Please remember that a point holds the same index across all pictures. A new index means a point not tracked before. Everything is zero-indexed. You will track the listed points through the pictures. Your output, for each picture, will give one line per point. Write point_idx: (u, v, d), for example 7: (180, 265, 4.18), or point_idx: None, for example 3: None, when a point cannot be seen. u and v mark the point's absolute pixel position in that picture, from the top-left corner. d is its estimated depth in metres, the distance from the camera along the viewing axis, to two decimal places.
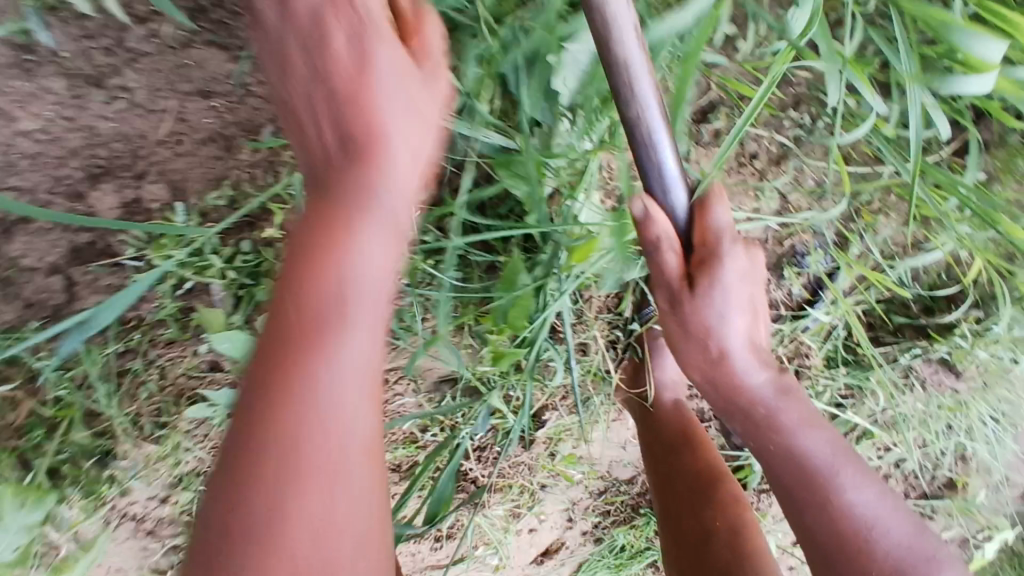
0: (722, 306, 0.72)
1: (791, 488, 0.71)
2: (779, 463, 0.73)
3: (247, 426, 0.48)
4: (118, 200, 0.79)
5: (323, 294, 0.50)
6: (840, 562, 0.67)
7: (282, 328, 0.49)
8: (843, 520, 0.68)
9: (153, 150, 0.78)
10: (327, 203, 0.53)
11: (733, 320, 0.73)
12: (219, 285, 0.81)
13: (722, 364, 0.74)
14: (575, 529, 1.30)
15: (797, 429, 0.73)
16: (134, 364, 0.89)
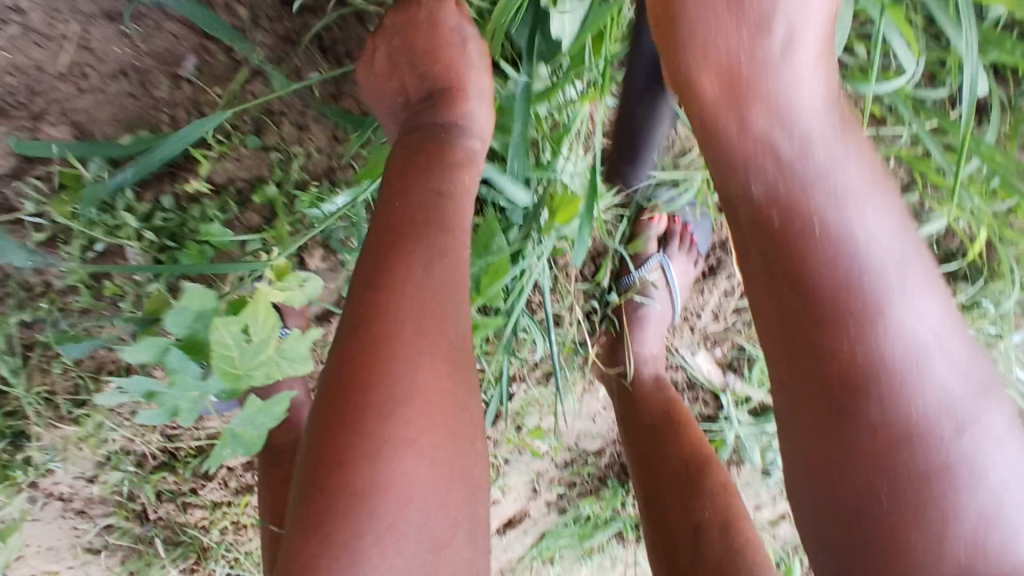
0: (795, 7, 0.49)
1: (806, 300, 0.47)
2: (805, 260, 0.47)
3: (335, 396, 0.49)
4: (11, 146, 0.67)
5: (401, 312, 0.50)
6: (842, 406, 0.46)
7: (372, 319, 0.50)
8: (892, 405, 0.46)
9: (52, 86, 0.65)
10: (406, 215, 0.54)
11: (800, 56, 0.50)
12: (134, 248, 0.69)
13: (760, 125, 0.50)
14: (539, 499, 1.25)
15: (853, 199, 0.48)
16: (44, 336, 0.78)
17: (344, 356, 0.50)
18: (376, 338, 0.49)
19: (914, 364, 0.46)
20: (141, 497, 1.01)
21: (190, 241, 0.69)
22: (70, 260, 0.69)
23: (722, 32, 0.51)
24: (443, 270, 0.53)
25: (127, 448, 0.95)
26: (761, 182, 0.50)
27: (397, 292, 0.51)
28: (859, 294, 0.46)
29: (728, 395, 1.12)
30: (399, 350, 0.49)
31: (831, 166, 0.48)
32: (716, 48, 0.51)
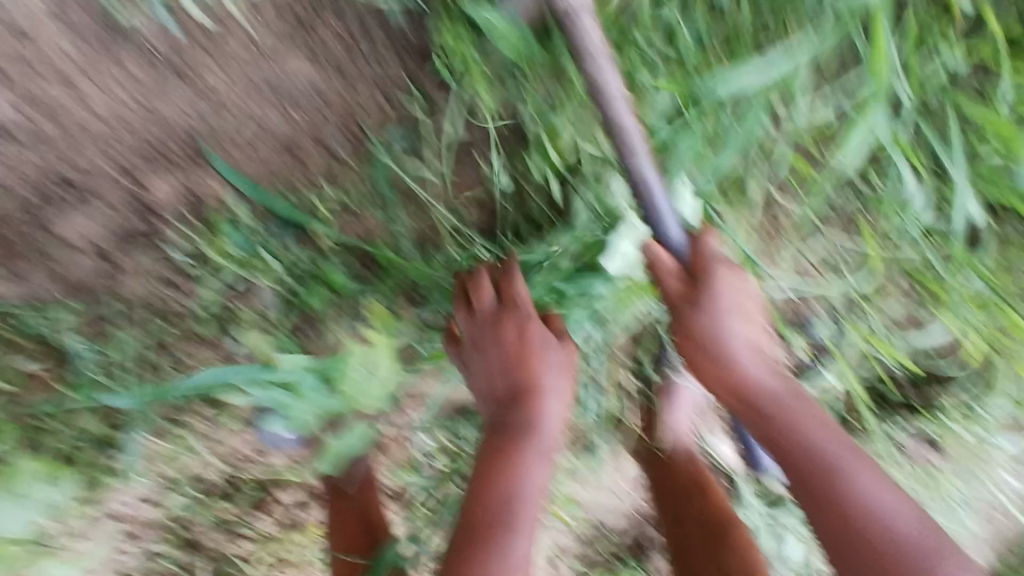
0: (730, 303, 0.79)
1: (838, 512, 0.71)
2: (793, 450, 0.75)
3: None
4: (177, 189, 0.81)
5: (494, 497, 0.76)
6: (846, 551, 0.70)
7: (485, 537, 0.73)
8: (865, 519, 0.70)
9: (223, 143, 0.80)
10: (509, 444, 0.78)
11: (737, 322, 0.79)
12: (264, 282, 0.84)
13: (770, 415, 0.77)
14: (555, 570, 1.29)
15: (776, 382, 0.78)
16: (160, 358, 0.86)
17: (469, 529, 0.74)
18: (493, 538, 0.73)
19: (876, 512, 0.70)
20: (193, 524, 1.06)
21: (313, 283, 0.84)
22: (209, 285, 0.84)
23: (704, 356, 0.79)
24: (538, 493, 0.77)
25: (195, 473, 1.03)
26: (757, 417, 0.78)
27: (512, 501, 0.76)
28: (832, 478, 0.73)
29: (744, 479, 1.20)
30: (496, 570, 0.72)
31: (793, 402, 0.78)
32: (708, 373, 0.80)
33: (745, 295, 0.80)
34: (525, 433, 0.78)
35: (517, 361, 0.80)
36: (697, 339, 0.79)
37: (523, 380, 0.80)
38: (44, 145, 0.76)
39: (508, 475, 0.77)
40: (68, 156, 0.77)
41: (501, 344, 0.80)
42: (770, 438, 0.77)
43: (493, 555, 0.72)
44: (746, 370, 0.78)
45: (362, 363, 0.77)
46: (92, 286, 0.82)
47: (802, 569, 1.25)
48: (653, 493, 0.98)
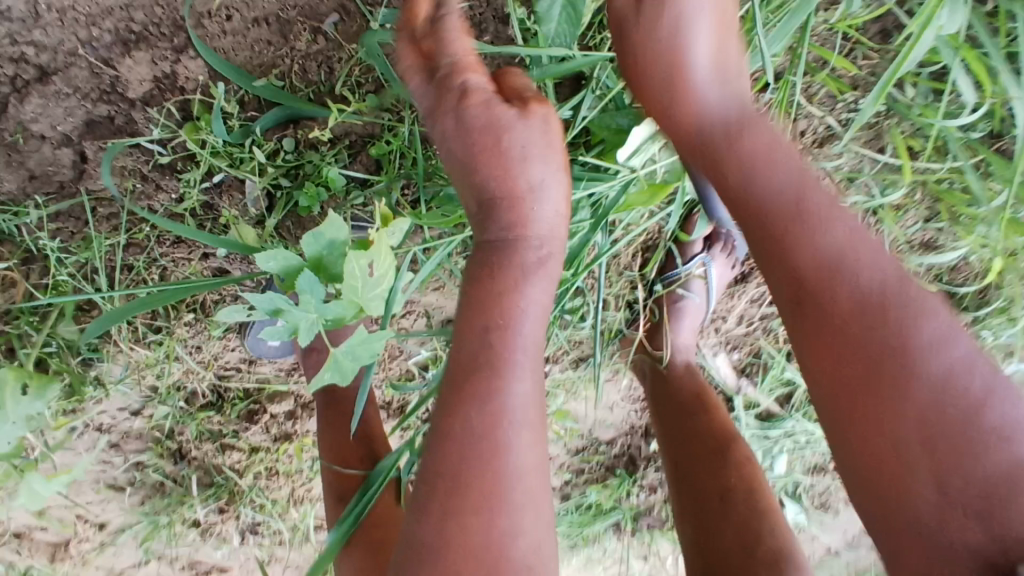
0: (701, 71, 0.64)
1: (821, 302, 0.52)
2: (798, 252, 0.53)
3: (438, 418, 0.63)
4: (152, 73, 0.72)
5: (470, 333, 0.65)
6: (873, 396, 0.48)
7: (471, 384, 0.63)
8: (911, 354, 0.48)
9: (202, 21, 0.71)
10: (491, 261, 0.66)
11: (712, 80, 0.64)
12: (254, 182, 0.75)
13: (796, 216, 0.54)
14: (546, 482, 1.30)
15: (803, 177, 0.57)
16: (137, 261, 0.80)
17: (456, 371, 0.64)
18: (477, 379, 0.63)
19: (895, 311, 0.49)
20: (181, 436, 1.03)
21: (307, 183, 0.76)
22: (192, 184, 0.75)
23: (686, 110, 0.64)
24: (533, 314, 0.66)
25: (178, 384, 0.98)
26: (716, 182, 0.61)
27: (503, 331, 0.65)
28: (876, 312, 0.50)
29: (740, 398, 1.20)
30: (493, 407, 0.62)
31: (799, 185, 0.56)
32: (676, 131, 0.66)
33: (703, 39, 0.64)
34: (511, 243, 0.66)
35: (491, 154, 0.65)
36: (671, 96, 0.65)
37: (496, 180, 0.65)
38: (4, 18, 0.69)
39: (496, 298, 0.65)
40: (30, 34, 0.70)
41: (469, 139, 0.66)
42: (775, 220, 0.55)
43: (477, 398, 0.62)
44: (744, 148, 0.60)
45: (370, 255, 0.63)
46: (61, 182, 0.75)
47: (788, 485, 1.27)
48: (649, 403, 0.96)
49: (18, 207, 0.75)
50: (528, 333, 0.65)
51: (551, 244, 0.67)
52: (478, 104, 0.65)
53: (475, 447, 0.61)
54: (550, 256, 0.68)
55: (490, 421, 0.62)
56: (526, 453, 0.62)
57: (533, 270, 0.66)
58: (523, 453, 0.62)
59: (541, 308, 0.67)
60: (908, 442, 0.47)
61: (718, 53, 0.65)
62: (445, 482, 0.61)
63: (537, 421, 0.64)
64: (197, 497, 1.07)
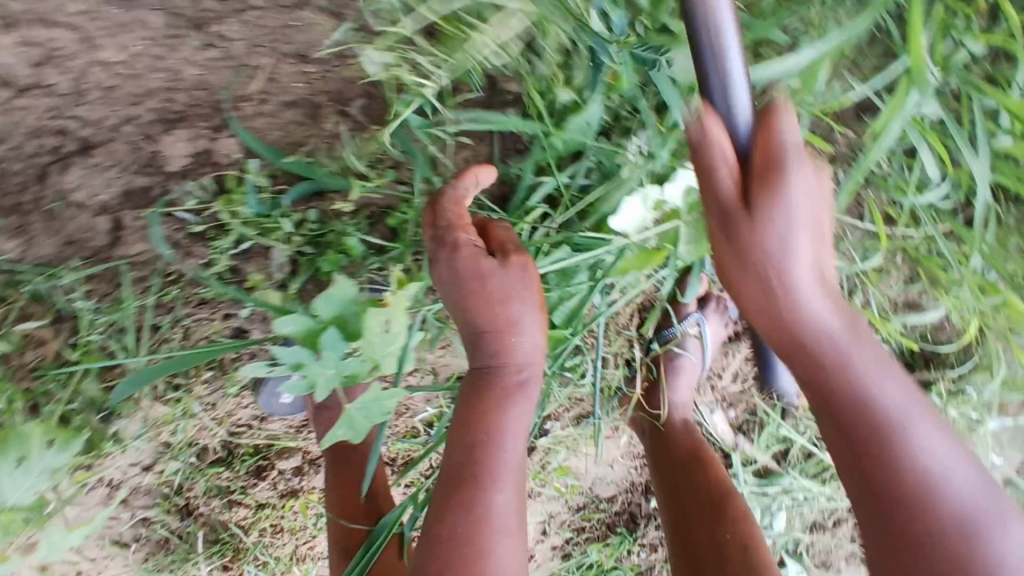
0: (787, 231, 0.58)
1: (865, 441, 0.60)
2: (843, 402, 0.61)
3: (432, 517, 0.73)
4: (188, 148, 0.78)
5: (465, 446, 0.75)
6: (866, 472, 0.60)
7: (458, 501, 0.72)
8: (906, 466, 0.59)
9: (237, 101, 0.77)
10: (483, 384, 0.76)
11: (801, 239, 0.59)
12: (279, 249, 0.80)
13: (832, 359, 0.61)
14: (547, 540, 1.31)
15: (838, 327, 0.61)
16: (163, 320, 0.84)
17: (448, 485, 0.74)
18: (464, 497, 0.72)
19: (906, 428, 0.60)
20: (190, 492, 1.05)
21: (328, 249, 0.80)
22: (220, 252, 0.80)
23: (748, 285, 0.62)
24: (515, 432, 0.76)
25: (192, 440, 1.01)
26: (797, 351, 0.63)
27: (487, 446, 0.75)
28: (885, 436, 0.60)
29: (738, 454, 1.23)
30: (479, 516, 0.72)
31: (853, 341, 0.62)
32: (754, 313, 0.63)
33: (800, 241, 0.59)
34: (496, 375, 0.76)
35: (481, 301, 0.75)
36: (742, 260, 0.60)
37: (483, 317, 0.75)
38: (56, 98, 0.75)
39: (487, 421, 0.75)
40: (78, 112, 0.76)
41: (461, 289, 0.75)
42: (811, 360, 0.62)
43: (466, 509, 0.72)
44: (807, 319, 0.61)
45: (387, 312, 0.69)
46: (97, 246, 0.80)
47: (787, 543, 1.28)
48: (653, 467, 0.99)
49: (55, 269, 0.79)
50: (509, 454, 0.75)
51: (529, 378, 0.78)
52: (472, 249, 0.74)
53: (468, 546, 0.71)
54: (530, 386, 0.78)
55: (475, 538, 0.71)
56: (508, 547, 0.72)
57: (515, 394, 0.77)
58: (505, 559, 0.72)
59: (523, 426, 0.77)
60: (956, 545, 0.58)
61: (819, 230, 0.60)
62: (438, 569, 0.70)
63: (517, 527, 0.74)
64: (201, 554, 1.08)
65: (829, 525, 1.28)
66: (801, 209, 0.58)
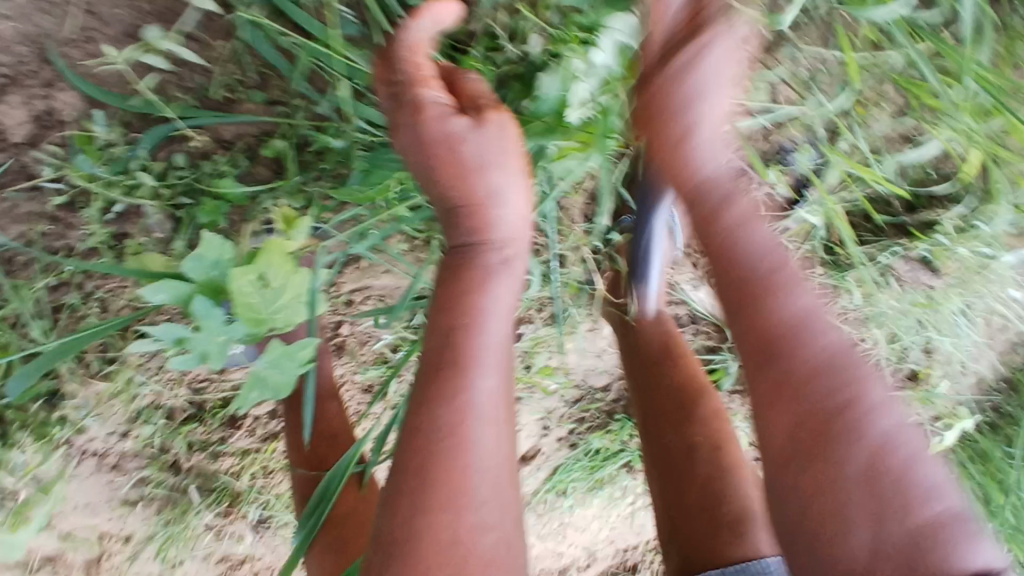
0: (700, 86, 0.69)
1: (771, 337, 0.61)
2: (757, 315, 0.63)
3: (409, 403, 0.59)
4: (25, 111, 0.69)
5: (441, 321, 0.61)
6: (765, 359, 0.61)
7: (432, 391, 0.58)
8: (830, 396, 0.58)
9: (58, 46, 0.66)
10: (462, 259, 0.64)
11: (717, 148, 0.71)
12: (150, 206, 0.72)
13: (762, 291, 0.64)
14: (550, 435, 1.29)
15: (745, 220, 0.68)
16: (69, 298, 0.78)
17: (427, 371, 0.60)
18: (443, 383, 0.58)
19: (831, 365, 0.59)
20: (172, 450, 1.02)
21: (206, 197, 0.72)
22: (92, 220, 0.72)
23: (678, 172, 0.71)
24: (499, 316, 0.62)
25: (155, 402, 0.99)
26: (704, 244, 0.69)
27: (470, 330, 0.60)
28: (800, 372, 0.59)
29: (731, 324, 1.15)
30: (460, 409, 0.57)
31: (771, 252, 0.66)
32: (677, 184, 0.71)
33: (718, 100, 0.70)
34: (474, 253, 0.63)
35: (448, 170, 0.63)
36: (674, 155, 0.70)
37: (459, 189, 0.63)
38: None
39: (465, 300, 0.61)
40: None
41: (426, 156, 0.63)
42: (740, 287, 0.65)
43: (449, 391, 0.58)
44: (747, 235, 0.67)
45: (258, 269, 0.63)
46: None
47: None
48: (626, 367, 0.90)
49: None
50: (495, 340, 0.61)
51: (514, 250, 0.64)
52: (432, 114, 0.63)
53: (449, 442, 0.56)
54: (513, 261, 0.64)
55: (457, 427, 0.57)
56: (499, 441, 0.58)
57: (501, 270, 0.64)
58: (490, 452, 0.57)
59: (509, 309, 0.63)
60: (848, 473, 0.56)
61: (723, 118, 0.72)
62: (416, 463, 0.56)
63: (506, 419, 0.60)
64: (201, 505, 1.05)
65: None
66: (716, 64, 0.70)
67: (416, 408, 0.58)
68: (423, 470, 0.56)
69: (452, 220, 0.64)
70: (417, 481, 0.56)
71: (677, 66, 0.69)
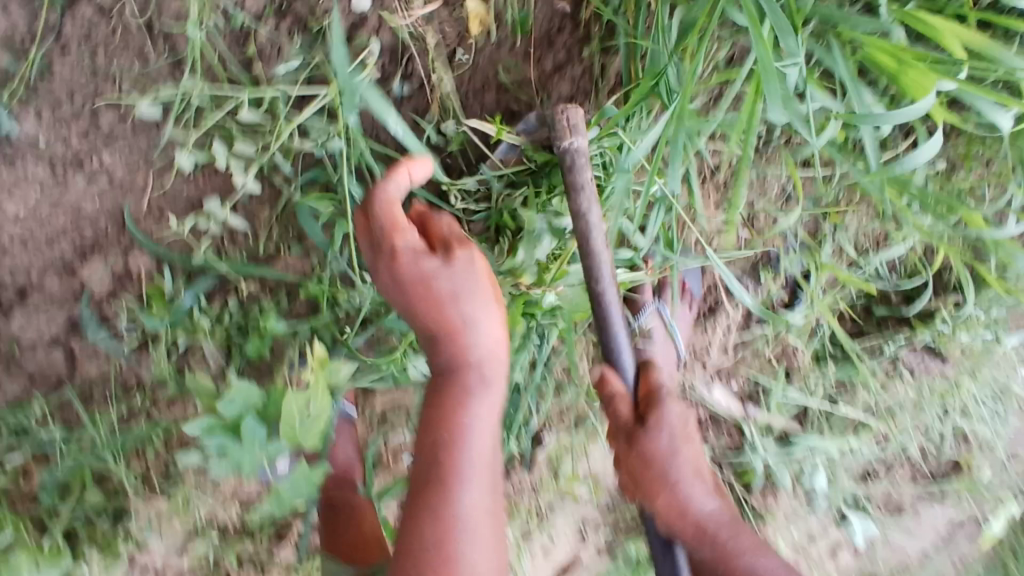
0: (670, 440, 0.83)
1: (723, 560, 0.83)
2: (733, 555, 0.83)
3: (408, 511, 0.71)
4: (107, 271, 0.84)
5: (437, 438, 0.72)
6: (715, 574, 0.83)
7: (426, 513, 0.70)
8: (759, 572, 0.83)
9: (141, 221, 0.82)
10: (445, 381, 0.74)
11: (683, 452, 0.83)
12: (209, 344, 0.85)
13: (728, 551, 0.83)
14: (587, 542, 1.30)
15: (675, 455, 0.83)
16: (140, 427, 0.90)
17: (416, 489, 0.71)
18: (431, 499, 0.70)
19: (754, 565, 0.84)
20: (224, 565, 1.05)
21: (252, 333, 0.85)
22: (160, 360, 0.85)
23: (652, 475, 0.83)
24: (479, 429, 0.74)
25: (213, 517, 1.01)
26: (671, 511, 0.83)
27: (453, 449, 0.72)
28: (727, 546, 0.83)
29: (749, 424, 1.15)
30: (457, 526, 0.69)
31: (698, 475, 0.85)
32: (642, 475, 0.84)
33: (674, 422, 0.83)
34: (453, 377, 0.73)
35: (428, 303, 0.72)
36: (649, 467, 0.83)
37: (434, 321, 0.73)
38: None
39: (448, 420, 0.72)
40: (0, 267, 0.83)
41: (404, 291, 0.73)
42: (700, 531, 0.83)
43: (435, 511, 0.69)
44: (679, 493, 0.83)
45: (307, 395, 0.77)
46: (57, 376, 0.88)
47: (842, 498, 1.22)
48: None
49: (24, 406, 0.87)
50: (478, 450, 0.73)
51: (492, 370, 0.74)
52: (409, 261, 0.71)
53: (443, 568, 0.68)
54: (490, 379, 0.75)
55: (445, 539, 0.68)
56: (487, 549, 0.70)
57: (480, 389, 0.74)
58: (480, 560, 0.70)
59: (487, 425, 0.74)
60: None
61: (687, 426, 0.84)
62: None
63: (492, 526, 0.72)
64: None
65: (879, 471, 1.23)
66: (672, 423, 0.82)
67: (413, 528, 0.69)
68: None
69: (433, 337, 0.74)
70: None
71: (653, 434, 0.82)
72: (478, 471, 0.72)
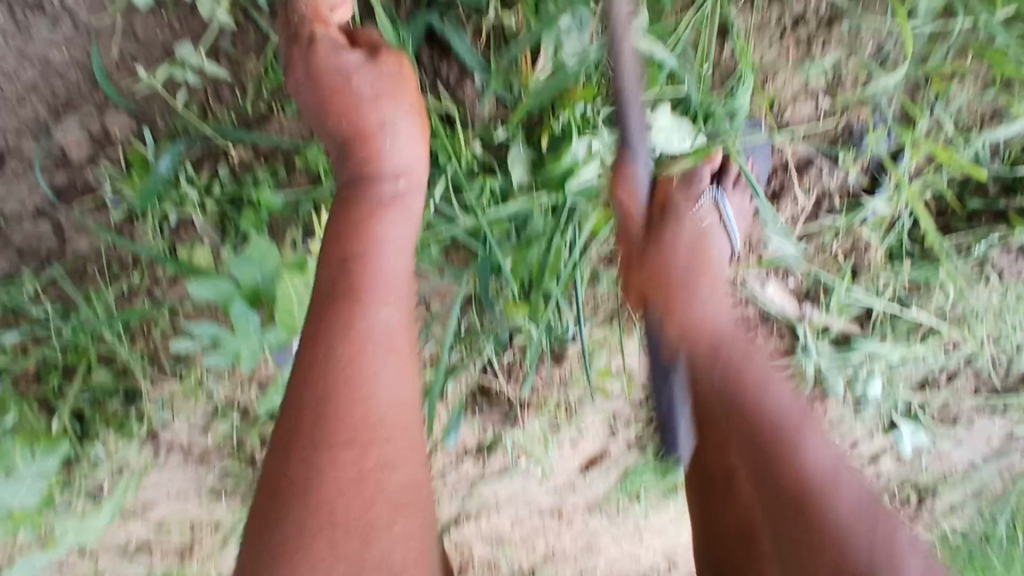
0: (688, 233, 0.82)
1: (762, 445, 0.67)
2: (783, 469, 0.65)
3: (313, 332, 0.61)
4: (85, 133, 0.76)
5: (358, 236, 0.65)
6: (793, 514, 0.65)
7: (320, 336, 0.60)
8: (772, 401, 0.68)
9: (113, 72, 0.74)
10: (361, 190, 0.67)
11: (703, 288, 0.76)
12: (200, 217, 0.77)
13: (737, 369, 0.69)
14: (618, 438, 1.25)
15: (688, 286, 0.76)
16: (142, 303, 0.84)
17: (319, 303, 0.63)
18: (339, 299, 0.62)
19: (801, 436, 0.67)
20: (248, 446, 0.97)
21: (245, 207, 0.76)
22: (150, 235, 0.77)
23: (660, 274, 0.77)
24: (395, 249, 0.66)
25: (233, 399, 0.94)
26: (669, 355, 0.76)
27: (365, 258, 0.64)
28: (793, 446, 0.66)
29: (805, 326, 1.04)
30: (375, 353, 0.61)
31: (714, 314, 0.74)
32: (659, 266, 0.78)
33: (642, 164, 0.76)
34: (364, 184, 0.67)
35: (340, 107, 0.69)
36: (664, 250, 0.79)
37: (354, 122, 0.68)
38: None
39: (358, 231, 0.65)
40: None
41: (318, 84, 0.69)
42: (708, 340, 0.71)
43: (338, 329, 0.61)
44: (702, 319, 0.73)
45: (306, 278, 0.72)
46: (47, 252, 0.82)
47: (893, 405, 1.14)
48: None
49: (16, 279, 0.82)
50: (388, 261, 0.65)
51: (408, 187, 0.69)
52: (324, 57, 0.69)
53: (361, 401, 0.59)
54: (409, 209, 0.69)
55: (354, 346, 0.60)
56: (397, 379, 0.62)
57: (394, 205, 0.67)
58: (390, 384, 0.61)
59: (404, 242, 0.67)
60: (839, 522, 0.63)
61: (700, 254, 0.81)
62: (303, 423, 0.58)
63: (404, 350, 0.64)
64: None
65: (940, 379, 1.12)
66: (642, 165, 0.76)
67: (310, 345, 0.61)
68: (326, 417, 0.58)
69: (349, 141, 0.68)
70: (317, 416, 0.58)
71: (671, 229, 0.80)
72: (399, 287, 0.65)
